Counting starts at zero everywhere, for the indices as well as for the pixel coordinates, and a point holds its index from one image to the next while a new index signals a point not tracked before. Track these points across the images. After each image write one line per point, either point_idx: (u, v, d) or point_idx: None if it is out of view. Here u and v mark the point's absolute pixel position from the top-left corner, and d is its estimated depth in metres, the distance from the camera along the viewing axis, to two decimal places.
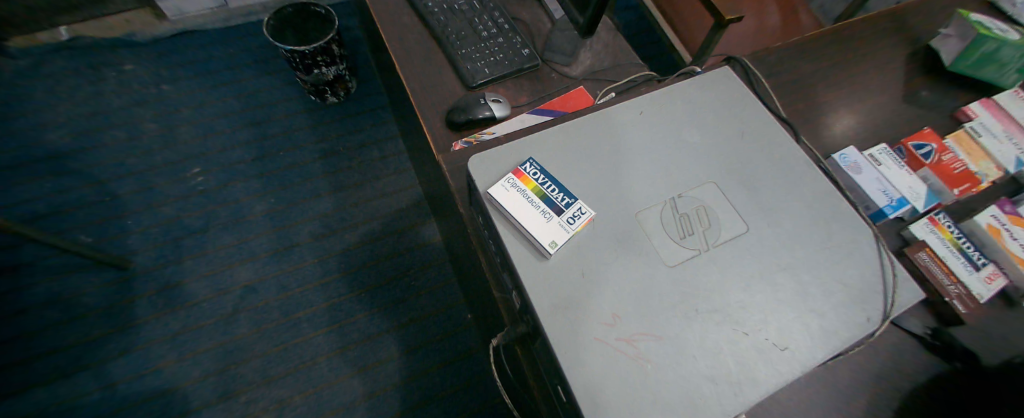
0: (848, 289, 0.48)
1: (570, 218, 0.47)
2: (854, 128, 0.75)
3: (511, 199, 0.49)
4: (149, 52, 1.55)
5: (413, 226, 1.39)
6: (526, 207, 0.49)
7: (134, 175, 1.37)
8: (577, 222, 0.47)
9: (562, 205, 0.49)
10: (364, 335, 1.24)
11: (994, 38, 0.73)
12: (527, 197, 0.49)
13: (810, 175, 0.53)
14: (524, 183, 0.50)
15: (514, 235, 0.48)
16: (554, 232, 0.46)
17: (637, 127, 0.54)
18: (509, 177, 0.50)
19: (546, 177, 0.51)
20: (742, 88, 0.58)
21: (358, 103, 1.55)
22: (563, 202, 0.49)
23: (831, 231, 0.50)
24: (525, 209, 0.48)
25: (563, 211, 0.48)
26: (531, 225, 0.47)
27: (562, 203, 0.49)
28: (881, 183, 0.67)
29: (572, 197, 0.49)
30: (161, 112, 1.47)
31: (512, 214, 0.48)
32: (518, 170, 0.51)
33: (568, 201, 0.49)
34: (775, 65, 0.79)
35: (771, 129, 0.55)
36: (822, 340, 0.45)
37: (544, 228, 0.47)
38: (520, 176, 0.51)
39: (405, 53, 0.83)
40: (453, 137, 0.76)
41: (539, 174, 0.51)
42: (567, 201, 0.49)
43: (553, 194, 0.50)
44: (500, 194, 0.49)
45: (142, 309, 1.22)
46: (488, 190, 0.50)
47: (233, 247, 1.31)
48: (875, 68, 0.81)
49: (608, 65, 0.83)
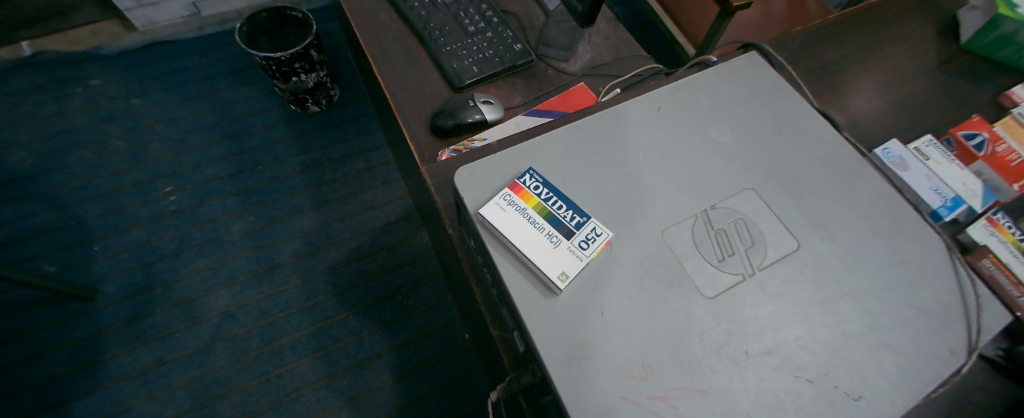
0: (925, 316, 0.39)
1: (582, 242, 0.39)
2: (895, 116, 0.66)
3: (509, 221, 0.41)
4: (118, 65, 1.45)
5: (404, 240, 1.30)
6: (528, 231, 0.40)
7: (102, 197, 1.28)
8: (592, 247, 0.39)
9: (571, 225, 0.40)
10: (354, 361, 1.14)
11: (1010, 18, 0.65)
12: (528, 219, 0.41)
13: (864, 176, 0.44)
14: (525, 200, 0.42)
15: (515, 265, 0.40)
16: (564, 261, 0.38)
17: (655, 126, 0.46)
18: (505, 193, 0.42)
19: (550, 190, 0.42)
20: (775, 75, 0.49)
21: (342, 112, 1.45)
22: (573, 222, 0.41)
23: (896, 244, 0.41)
24: (527, 233, 0.40)
25: (573, 232, 0.40)
26: (536, 255, 0.39)
27: (572, 222, 0.41)
28: (931, 181, 0.58)
29: (584, 215, 0.41)
30: (130, 128, 1.37)
31: (512, 238, 0.40)
32: (515, 183, 0.42)
33: (579, 220, 0.41)
34: (797, 53, 0.71)
35: (814, 123, 0.46)
36: (901, 383, 0.37)
37: (551, 257, 0.39)
38: (520, 191, 0.42)
39: (383, 52, 0.74)
40: (439, 145, 0.67)
41: (542, 187, 0.42)
42: (578, 219, 0.41)
43: (561, 212, 0.41)
44: (494, 214, 0.41)
45: (110, 343, 1.12)
46: (481, 210, 0.41)
47: (209, 270, 1.21)
48: (907, 50, 0.72)
49: (609, 58, 0.74)
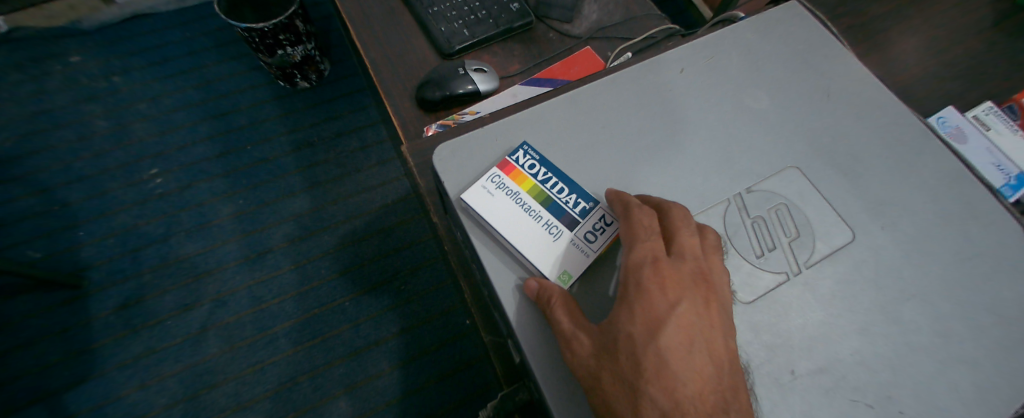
0: (1010, 323, 0.32)
1: (588, 233, 0.35)
2: (948, 81, 0.57)
3: (500, 206, 0.35)
4: (97, 40, 1.37)
5: (400, 223, 1.23)
6: (525, 220, 0.35)
7: (85, 180, 1.22)
8: (599, 240, 0.35)
9: (575, 213, 0.35)
10: (350, 348, 1.09)
11: None
12: (522, 208, 0.36)
13: (931, 148, 0.37)
14: (518, 183, 0.36)
15: (506, 261, 0.35)
16: (568, 258, 0.34)
17: (678, 92, 0.39)
18: (495, 173, 0.36)
19: (548, 169, 0.36)
20: (820, 28, 0.41)
21: (333, 87, 1.37)
22: (578, 208, 0.36)
23: (969, 234, 0.34)
24: (522, 223, 0.35)
25: (578, 222, 0.35)
26: (533, 253, 0.34)
27: (575, 209, 0.36)
28: (993, 155, 0.51)
29: (590, 201, 0.36)
30: (112, 107, 1.29)
31: (503, 231, 0.35)
32: (507, 162, 0.37)
33: (585, 207, 0.36)
34: (834, 8, 0.62)
35: (869, 88, 0.38)
36: (982, 409, 0.30)
37: (552, 256, 0.34)
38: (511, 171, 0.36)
39: (362, 14, 0.66)
40: (426, 119, 0.60)
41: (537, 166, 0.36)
42: (584, 206, 0.36)
43: (562, 197, 0.36)
44: (479, 203, 0.35)
45: (99, 331, 1.08)
46: (462, 196, 0.36)
47: (199, 256, 1.16)
48: (965, 3, 0.62)
49: (619, 19, 0.65)
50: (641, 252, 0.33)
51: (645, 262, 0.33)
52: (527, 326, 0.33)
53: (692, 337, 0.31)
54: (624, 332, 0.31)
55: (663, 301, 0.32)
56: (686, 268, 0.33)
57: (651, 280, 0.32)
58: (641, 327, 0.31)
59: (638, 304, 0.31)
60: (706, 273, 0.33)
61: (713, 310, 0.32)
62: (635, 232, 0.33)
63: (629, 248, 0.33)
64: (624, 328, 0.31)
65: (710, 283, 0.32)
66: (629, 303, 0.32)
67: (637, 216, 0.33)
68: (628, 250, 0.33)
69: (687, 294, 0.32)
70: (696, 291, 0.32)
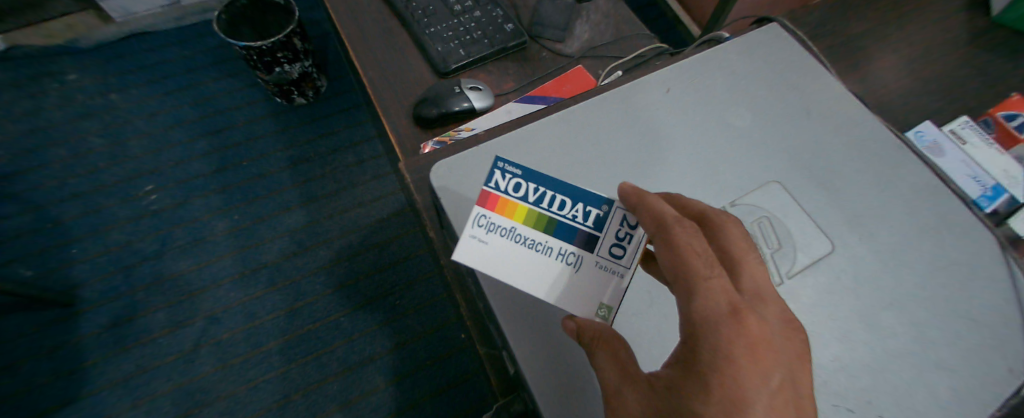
0: (981, 329, 0.34)
1: (612, 247, 0.36)
2: (925, 96, 0.59)
3: (505, 250, 0.36)
4: (94, 58, 1.38)
5: (396, 238, 1.24)
6: (530, 253, 0.36)
7: (80, 197, 1.22)
8: (631, 248, 0.35)
9: (587, 222, 0.36)
10: (345, 364, 1.09)
11: None
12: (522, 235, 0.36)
13: (905, 163, 0.38)
14: (510, 217, 0.36)
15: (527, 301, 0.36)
16: (597, 283, 0.35)
17: (664, 111, 0.40)
18: (483, 217, 0.36)
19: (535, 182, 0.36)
20: (797, 50, 0.43)
21: (329, 103, 1.39)
22: (585, 215, 0.36)
23: (944, 244, 0.36)
24: (530, 261, 0.36)
25: (598, 236, 0.36)
26: (558, 289, 0.36)
27: (583, 220, 0.36)
28: (968, 168, 0.53)
29: (598, 206, 0.36)
30: (109, 125, 1.30)
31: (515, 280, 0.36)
32: (488, 198, 0.36)
33: (593, 212, 0.36)
34: (815, 27, 0.64)
35: (845, 104, 0.40)
36: (956, 412, 0.32)
37: (579, 288, 0.35)
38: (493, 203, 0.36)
39: (361, 35, 0.67)
40: (423, 136, 0.61)
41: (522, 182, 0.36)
42: (596, 216, 0.36)
43: (566, 211, 0.36)
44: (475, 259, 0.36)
45: (91, 349, 1.07)
46: (456, 257, 0.36)
47: (193, 272, 1.16)
48: (939, 22, 0.65)
49: (609, 38, 0.68)
50: (716, 302, 0.31)
51: (724, 317, 0.30)
52: (522, 342, 0.37)
53: (784, 405, 0.29)
54: (704, 398, 0.29)
55: (750, 366, 0.29)
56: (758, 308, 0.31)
57: (723, 320, 0.30)
58: (719, 395, 0.29)
59: (718, 368, 0.29)
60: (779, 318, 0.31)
61: (803, 369, 0.30)
62: (689, 260, 0.32)
63: (701, 295, 0.31)
64: (693, 391, 0.30)
65: (783, 328, 0.31)
66: (709, 366, 0.30)
67: (701, 249, 0.32)
68: (702, 298, 0.31)
69: (765, 336, 0.30)
70: (784, 348, 0.30)
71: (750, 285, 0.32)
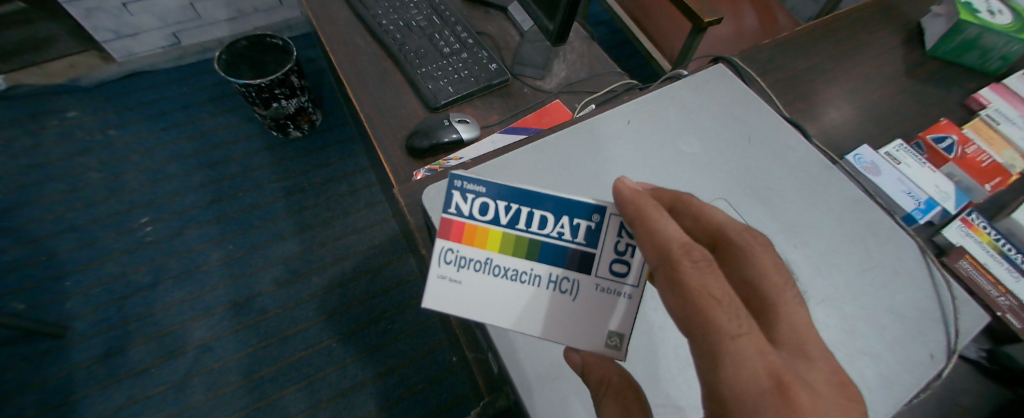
0: (903, 320, 0.39)
1: (608, 266, 0.41)
2: (865, 123, 0.66)
3: (484, 279, 0.42)
4: (94, 96, 1.42)
5: (389, 263, 1.28)
6: (508, 281, 0.41)
7: (76, 230, 1.24)
8: (632, 271, 0.41)
9: (572, 235, 0.41)
10: (337, 391, 1.11)
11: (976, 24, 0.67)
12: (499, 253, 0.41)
13: (834, 180, 0.45)
14: (488, 248, 0.41)
15: (521, 316, 0.41)
16: (594, 302, 0.41)
17: (624, 140, 0.47)
18: (456, 252, 0.42)
19: (498, 198, 0.41)
20: (738, 85, 0.50)
21: (324, 136, 1.45)
22: (568, 228, 0.41)
23: (869, 249, 0.42)
24: (516, 285, 0.41)
25: (594, 253, 0.41)
26: (555, 310, 0.41)
27: (570, 234, 0.41)
28: (904, 184, 0.59)
29: (582, 217, 0.41)
30: (107, 160, 1.34)
31: (504, 308, 0.41)
32: (452, 234, 0.42)
33: (577, 222, 0.41)
34: (767, 63, 0.72)
35: (780, 132, 0.47)
36: (880, 392, 0.37)
37: (576, 305, 0.41)
38: (459, 232, 0.42)
39: (358, 75, 0.74)
40: (415, 165, 0.67)
41: (487, 202, 0.41)
42: (585, 231, 0.41)
43: (551, 229, 0.41)
44: (449, 295, 0.42)
45: (80, 381, 1.08)
46: (425, 305, 0.42)
47: (186, 302, 1.18)
48: (877, 57, 0.73)
49: (585, 76, 0.75)
50: (755, 369, 0.32)
51: (768, 392, 0.31)
52: (505, 341, 0.43)
53: None
54: None
55: None
56: (797, 365, 0.33)
57: (765, 393, 0.31)
58: None
59: None
60: (824, 377, 0.33)
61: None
62: (714, 312, 0.33)
63: (738, 362, 0.32)
64: None
65: (830, 387, 0.33)
66: None
67: (725, 304, 0.33)
68: (740, 367, 0.32)
69: (813, 404, 0.31)
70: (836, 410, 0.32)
71: (789, 342, 0.34)
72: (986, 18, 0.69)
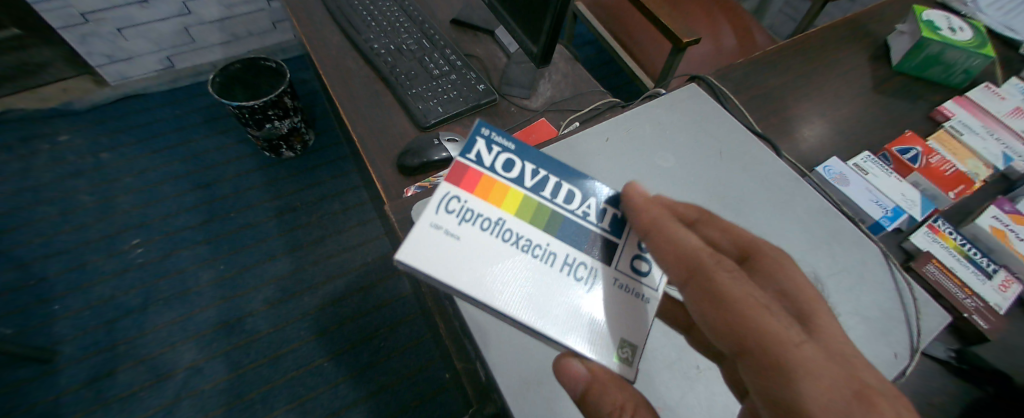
0: (868, 322, 0.42)
1: (633, 263, 0.44)
2: (835, 137, 0.70)
3: (479, 240, 0.41)
4: (87, 120, 1.44)
5: (380, 281, 1.29)
6: (502, 247, 0.42)
7: (65, 253, 1.24)
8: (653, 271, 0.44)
9: (591, 213, 0.44)
10: (328, 410, 1.11)
11: (938, 41, 0.71)
12: (514, 213, 0.42)
13: (799, 192, 0.48)
14: (500, 213, 0.43)
15: (521, 285, 0.41)
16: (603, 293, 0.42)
17: (603, 157, 0.49)
18: (462, 202, 0.42)
19: (523, 159, 0.45)
20: (709, 103, 0.53)
21: (317, 156, 1.47)
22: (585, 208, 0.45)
23: (834, 255, 0.45)
24: (518, 254, 0.42)
25: (617, 242, 0.44)
26: (559, 284, 0.42)
27: (595, 215, 0.44)
28: (872, 194, 0.62)
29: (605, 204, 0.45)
30: (98, 183, 1.35)
31: (501, 274, 0.41)
32: (465, 183, 0.43)
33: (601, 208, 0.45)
34: (742, 80, 0.75)
35: (749, 147, 0.51)
36: None
37: (589, 299, 0.42)
38: (472, 181, 0.43)
39: (351, 97, 0.76)
40: (406, 182, 0.69)
41: (512, 162, 0.45)
42: (609, 218, 0.45)
43: (574, 208, 0.44)
44: (436, 244, 0.41)
45: (68, 406, 1.07)
46: (400, 256, 0.40)
47: (176, 324, 1.18)
48: (846, 73, 0.78)
49: (569, 95, 0.78)
50: (827, 375, 0.35)
51: (851, 399, 0.34)
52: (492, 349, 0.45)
53: None
54: None
55: None
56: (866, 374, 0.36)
57: (848, 401, 0.34)
58: None
59: None
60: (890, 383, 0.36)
61: None
62: (767, 323, 0.37)
63: (807, 371, 0.35)
64: None
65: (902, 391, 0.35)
66: None
67: (773, 314, 0.37)
68: (811, 377, 0.35)
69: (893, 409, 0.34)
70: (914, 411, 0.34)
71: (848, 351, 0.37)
72: (947, 35, 0.73)
